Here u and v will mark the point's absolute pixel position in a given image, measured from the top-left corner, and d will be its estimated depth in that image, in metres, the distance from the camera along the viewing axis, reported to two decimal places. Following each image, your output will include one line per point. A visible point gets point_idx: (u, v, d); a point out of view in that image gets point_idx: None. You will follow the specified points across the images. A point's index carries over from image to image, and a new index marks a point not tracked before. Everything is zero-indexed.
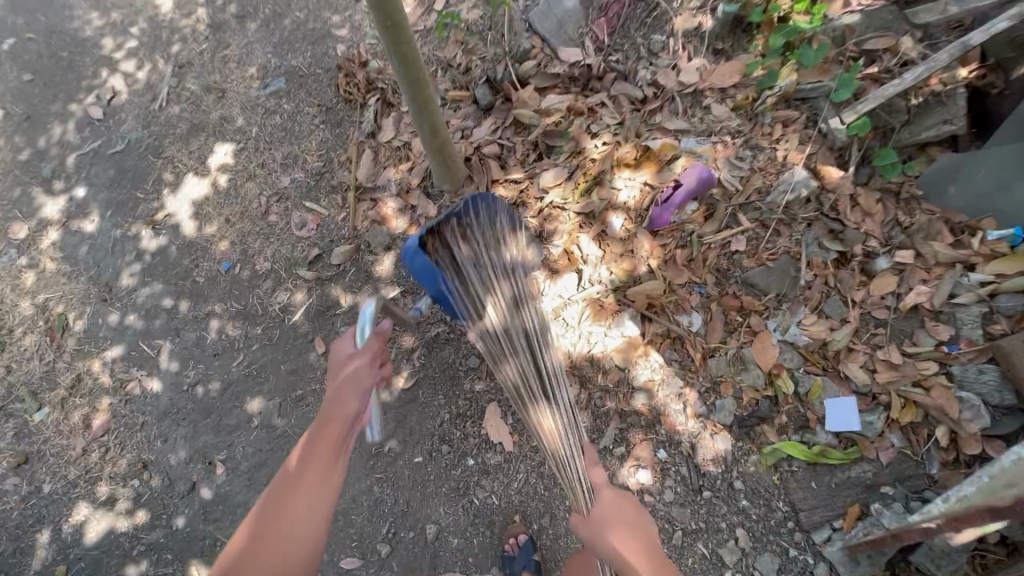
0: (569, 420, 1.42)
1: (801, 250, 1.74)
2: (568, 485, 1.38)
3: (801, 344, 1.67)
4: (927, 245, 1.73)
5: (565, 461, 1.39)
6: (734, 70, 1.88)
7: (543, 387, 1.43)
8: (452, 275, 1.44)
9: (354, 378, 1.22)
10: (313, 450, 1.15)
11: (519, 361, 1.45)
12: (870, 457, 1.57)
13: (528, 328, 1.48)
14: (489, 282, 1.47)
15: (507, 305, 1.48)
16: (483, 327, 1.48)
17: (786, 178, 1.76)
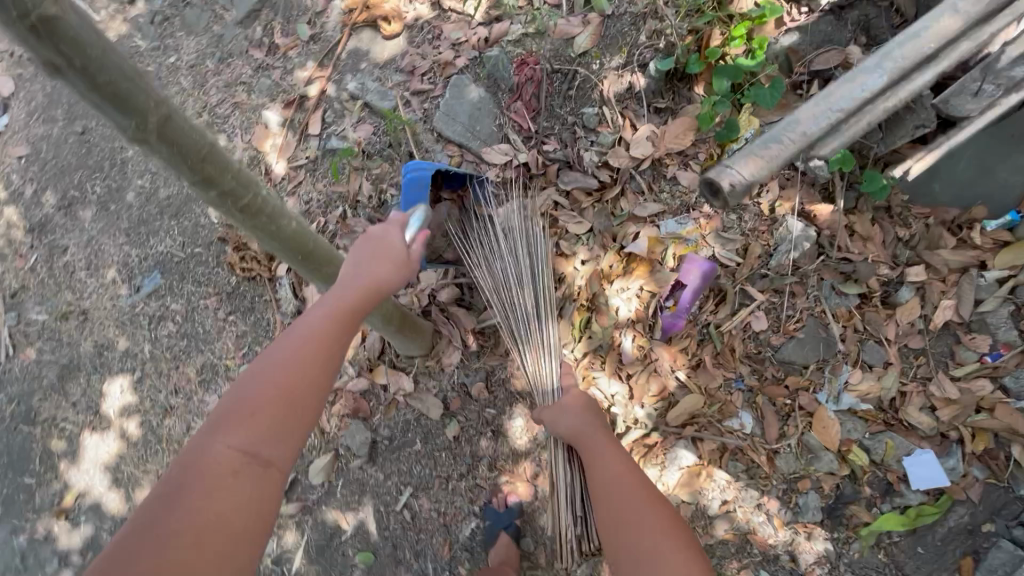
0: (548, 335, 1.48)
1: (822, 307, 1.60)
2: (533, 377, 1.46)
3: (859, 408, 1.55)
4: (935, 255, 1.63)
5: (541, 355, 1.45)
6: (686, 127, 1.65)
7: (518, 299, 1.52)
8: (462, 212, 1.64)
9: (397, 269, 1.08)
10: (331, 316, 0.98)
11: (510, 278, 1.53)
12: (964, 500, 1.50)
13: (530, 263, 1.53)
14: (502, 223, 1.58)
15: (518, 243, 1.55)
16: (481, 252, 1.58)
17: (784, 235, 1.60)
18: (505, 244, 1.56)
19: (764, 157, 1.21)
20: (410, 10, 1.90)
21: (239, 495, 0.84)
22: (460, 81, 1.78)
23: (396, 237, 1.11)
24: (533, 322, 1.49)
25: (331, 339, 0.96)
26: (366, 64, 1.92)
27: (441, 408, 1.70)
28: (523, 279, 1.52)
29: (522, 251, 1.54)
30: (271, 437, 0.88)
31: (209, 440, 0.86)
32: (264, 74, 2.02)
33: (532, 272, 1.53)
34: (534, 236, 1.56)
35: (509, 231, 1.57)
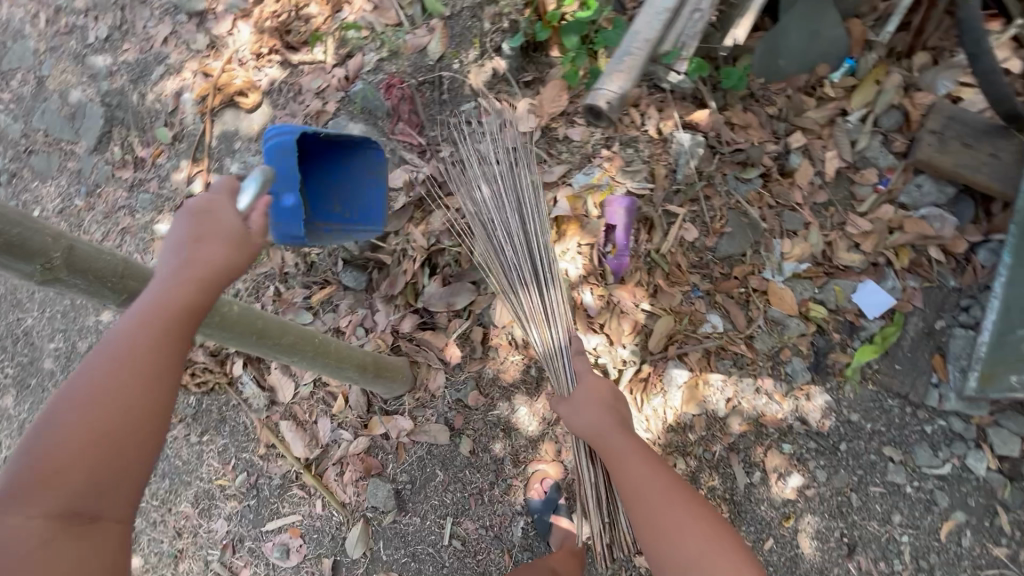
0: (550, 302, 1.45)
1: (736, 198, 1.75)
2: (542, 349, 1.45)
3: (801, 270, 1.71)
4: (805, 118, 1.82)
5: (547, 323, 1.44)
6: (558, 89, 1.76)
7: (518, 266, 1.48)
8: (456, 187, 1.60)
9: (231, 249, 0.85)
10: (147, 319, 0.77)
11: (506, 247, 1.49)
12: (913, 311, 1.69)
13: (527, 228, 1.48)
14: (494, 182, 1.54)
15: (510, 204, 1.51)
16: (472, 220, 1.55)
17: (677, 150, 1.74)
18: (504, 217, 1.51)
19: (625, 71, 1.61)
20: (262, 77, 1.88)
21: (70, 560, 0.71)
22: (338, 123, 1.79)
23: (223, 206, 0.87)
24: (538, 302, 1.46)
25: (150, 353, 0.76)
26: (240, 143, 1.88)
27: (447, 430, 1.72)
28: (523, 257, 1.47)
29: (518, 214, 1.49)
30: (93, 484, 0.73)
31: (14, 499, 0.70)
32: (141, 191, 1.94)
33: (524, 232, 1.49)
34: (538, 207, 1.52)
35: (506, 201, 1.52)
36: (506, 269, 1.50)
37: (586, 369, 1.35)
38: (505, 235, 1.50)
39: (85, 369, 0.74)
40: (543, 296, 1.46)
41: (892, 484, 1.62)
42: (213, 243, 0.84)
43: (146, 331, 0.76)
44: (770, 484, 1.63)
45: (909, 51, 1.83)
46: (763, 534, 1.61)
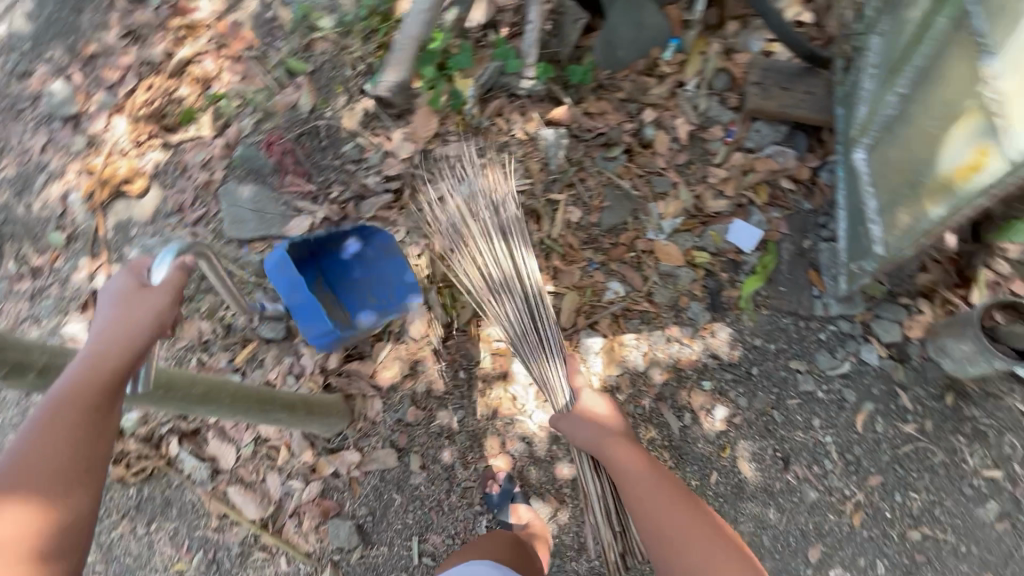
0: (544, 328, 1.53)
1: (608, 175, 1.93)
2: (539, 375, 1.52)
3: (679, 224, 1.89)
4: (650, 95, 2.05)
5: (541, 349, 1.52)
6: (426, 115, 1.91)
7: (508, 296, 1.56)
8: (451, 243, 1.64)
9: (133, 322, 0.97)
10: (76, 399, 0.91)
11: (496, 279, 1.57)
12: (782, 237, 1.89)
13: (514, 255, 1.56)
14: (476, 213, 1.61)
15: (495, 234, 1.58)
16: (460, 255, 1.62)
17: (545, 145, 1.91)
18: (500, 269, 1.56)
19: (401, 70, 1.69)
20: (146, 163, 1.95)
21: None
22: (228, 188, 1.88)
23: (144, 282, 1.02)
24: (540, 348, 1.52)
25: (68, 421, 0.89)
26: (136, 229, 1.92)
27: (395, 452, 1.76)
28: (523, 309, 1.54)
29: (505, 244, 1.57)
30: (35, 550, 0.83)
31: None
32: (43, 298, 1.93)
33: (511, 259, 1.57)
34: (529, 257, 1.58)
35: (490, 230, 1.59)
36: (507, 318, 1.56)
37: (586, 391, 1.44)
38: (503, 289, 1.56)
39: (17, 438, 0.87)
40: (543, 343, 1.52)
41: (806, 393, 1.77)
42: (121, 318, 0.97)
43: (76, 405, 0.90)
44: (702, 422, 1.75)
45: (721, 22, 2.10)
46: (707, 469, 1.72)
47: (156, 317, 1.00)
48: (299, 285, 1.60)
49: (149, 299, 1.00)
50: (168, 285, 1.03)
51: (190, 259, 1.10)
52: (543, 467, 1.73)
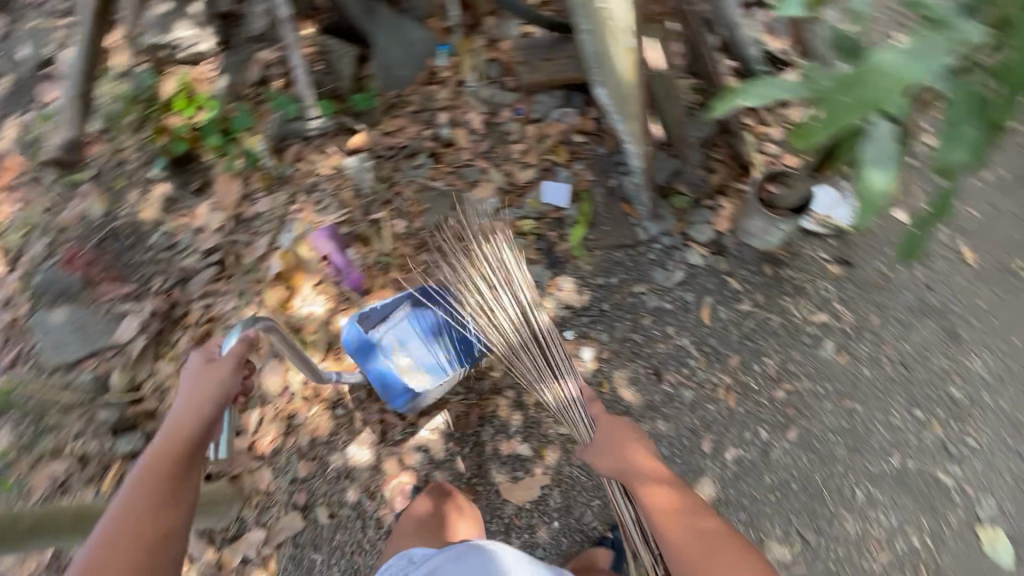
0: (563, 372, 1.54)
1: (421, 181, 2.04)
2: (568, 421, 1.51)
3: (498, 203, 2.03)
4: (438, 100, 2.19)
5: (567, 397, 1.51)
6: (226, 181, 1.93)
7: (524, 349, 1.57)
8: (455, 301, 1.64)
9: (213, 390, 1.08)
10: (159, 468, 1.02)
11: (510, 335, 1.57)
12: (591, 184, 2.06)
13: (522, 306, 1.57)
14: (471, 267, 1.62)
15: (496, 286, 1.59)
16: (465, 312, 1.62)
17: (352, 174, 1.99)
18: (509, 312, 1.57)
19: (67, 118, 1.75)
20: None
21: None
22: (38, 317, 1.77)
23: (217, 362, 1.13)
24: (557, 385, 1.54)
25: (160, 479, 1.00)
26: None
27: (300, 512, 1.70)
28: (536, 348, 1.56)
29: (509, 293, 1.58)
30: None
31: None
32: None
33: (518, 308, 1.58)
34: (531, 294, 1.59)
35: (489, 279, 1.60)
36: (523, 364, 1.58)
37: (598, 409, 1.43)
38: (517, 330, 1.57)
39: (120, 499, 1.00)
40: (559, 378, 1.54)
41: (656, 309, 1.93)
42: (199, 385, 1.08)
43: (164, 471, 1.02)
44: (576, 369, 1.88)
45: (478, 21, 2.30)
46: None
47: (227, 385, 1.09)
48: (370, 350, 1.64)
49: (221, 367, 1.10)
50: (235, 355, 1.12)
51: (253, 332, 1.20)
52: (447, 467, 1.76)
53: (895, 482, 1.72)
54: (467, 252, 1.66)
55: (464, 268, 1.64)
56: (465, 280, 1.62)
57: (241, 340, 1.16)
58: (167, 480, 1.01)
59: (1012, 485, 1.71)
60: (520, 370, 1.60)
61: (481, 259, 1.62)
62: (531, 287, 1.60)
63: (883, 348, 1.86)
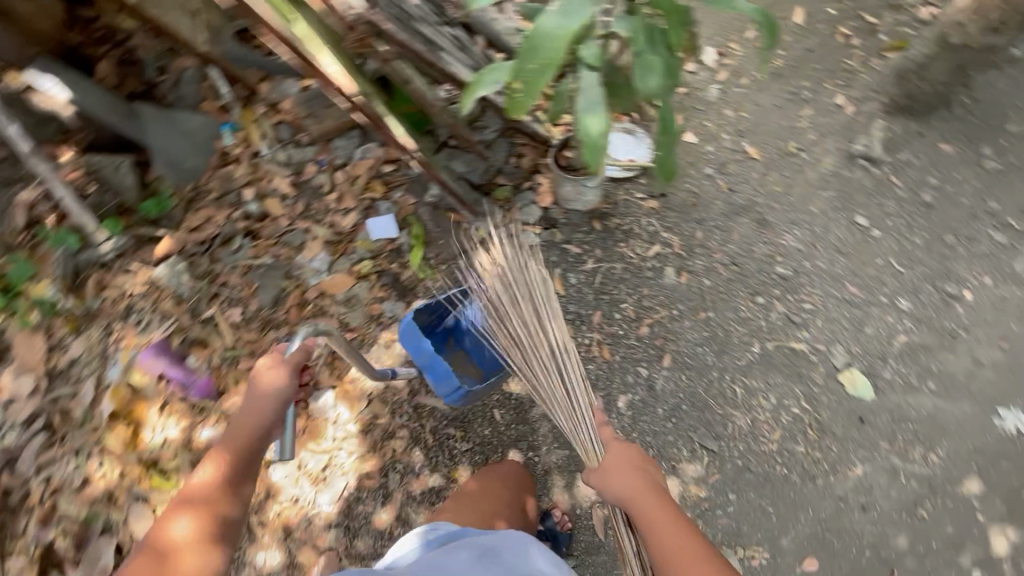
0: (579, 401, 1.50)
1: (246, 262, 1.97)
2: (581, 444, 1.47)
3: (331, 256, 2.01)
4: (237, 178, 2.12)
5: (581, 426, 1.47)
6: (26, 339, 1.77)
7: (547, 374, 1.55)
8: (487, 309, 1.63)
9: (271, 394, 1.17)
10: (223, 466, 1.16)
11: (538, 358, 1.56)
12: (414, 205, 2.10)
13: (551, 331, 1.56)
14: (502, 284, 1.61)
15: (527, 306, 1.58)
16: (498, 330, 1.62)
17: (167, 282, 1.88)
18: (528, 325, 1.57)
19: None
20: None
21: None
22: None
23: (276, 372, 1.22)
24: (568, 403, 1.52)
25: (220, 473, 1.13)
26: None
27: None
28: (551, 366, 1.54)
29: (536, 313, 1.57)
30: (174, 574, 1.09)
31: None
32: None
33: (542, 333, 1.57)
34: (551, 311, 1.58)
35: (520, 296, 1.59)
36: (540, 382, 1.57)
37: (612, 440, 1.35)
38: (536, 345, 1.57)
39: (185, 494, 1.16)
40: (570, 395, 1.52)
41: None
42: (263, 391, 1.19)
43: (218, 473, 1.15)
44: (462, 372, 1.85)
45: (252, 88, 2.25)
46: (490, 411, 1.84)
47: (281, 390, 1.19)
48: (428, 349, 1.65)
49: (276, 372, 1.19)
50: (286, 361, 1.21)
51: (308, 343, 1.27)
52: (367, 529, 1.71)
53: (762, 367, 1.91)
54: (499, 263, 1.62)
55: (497, 284, 1.61)
56: (495, 287, 1.61)
57: (301, 347, 1.25)
58: (230, 479, 1.15)
59: (851, 330, 1.95)
60: (535, 387, 1.58)
61: (509, 280, 1.60)
62: (552, 302, 1.59)
63: (713, 255, 2.06)
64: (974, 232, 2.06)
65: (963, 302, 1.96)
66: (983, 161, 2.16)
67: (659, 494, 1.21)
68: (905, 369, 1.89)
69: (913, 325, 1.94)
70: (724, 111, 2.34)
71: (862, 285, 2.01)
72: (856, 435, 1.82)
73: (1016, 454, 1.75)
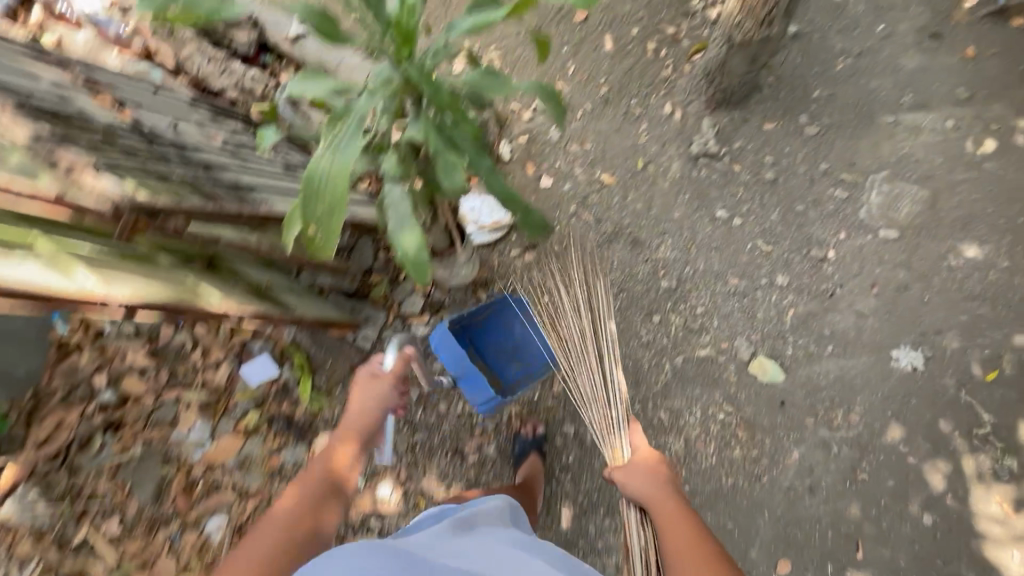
0: (616, 407, 1.62)
1: (114, 462, 1.76)
2: (608, 441, 1.59)
3: (211, 421, 1.84)
4: (77, 365, 1.84)
5: (616, 427, 1.59)
6: None
7: (595, 379, 1.68)
8: (551, 313, 1.77)
9: (379, 397, 1.37)
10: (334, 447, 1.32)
11: (588, 362, 1.69)
12: (290, 333, 1.92)
13: (603, 343, 1.72)
14: (566, 299, 1.78)
15: (583, 319, 1.73)
16: (557, 336, 1.74)
17: (22, 519, 1.65)
18: (583, 329, 1.72)
19: None
20: None
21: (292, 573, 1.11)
22: None
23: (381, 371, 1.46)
24: (603, 404, 1.64)
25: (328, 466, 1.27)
26: None
27: None
28: (595, 368, 1.68)
29: (592, 327, 1.73)
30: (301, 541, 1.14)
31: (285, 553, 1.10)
32: None
33: (597, 341, 1.72)
34: (603, 322, 1.76)
35: (579, 303, 1.76)
36: (585, 385, 1.69)
37: (640, 444, 1.44)
38: (583, 353, 1.71)
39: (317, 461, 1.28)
40: (609, 401, 1.64)
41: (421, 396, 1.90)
42: (374, 396, 1.39)
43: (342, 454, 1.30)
44: (388, 510, 1.82)
45: None
46: None
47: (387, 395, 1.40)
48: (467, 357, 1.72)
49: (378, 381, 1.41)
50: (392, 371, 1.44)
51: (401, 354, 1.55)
52: None
53: (678, 384, 1.92)
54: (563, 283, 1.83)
55: (561, 299, 1.79)
56: (550, 294, 1.82)
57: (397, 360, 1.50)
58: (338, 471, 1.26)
59: (746, 319, 2.01)
60: (579, 386, 1.71)
61: (574, 294, 1.79)
62: (604, 314, 1.77)
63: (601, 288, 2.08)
64: (819, 194, 2.21)
65: (831, 261, 2.08)
66: (803, 129, 2.35)
67: (694, 525, 1.20)
68: (804, 341, 1.95)
69: (797, 296, 2.03)
70: (571, 147, 2.41)
71: (741, 273, 2.09)
72: (782, 421, 1.85)
73: (920, 389, 1.84)
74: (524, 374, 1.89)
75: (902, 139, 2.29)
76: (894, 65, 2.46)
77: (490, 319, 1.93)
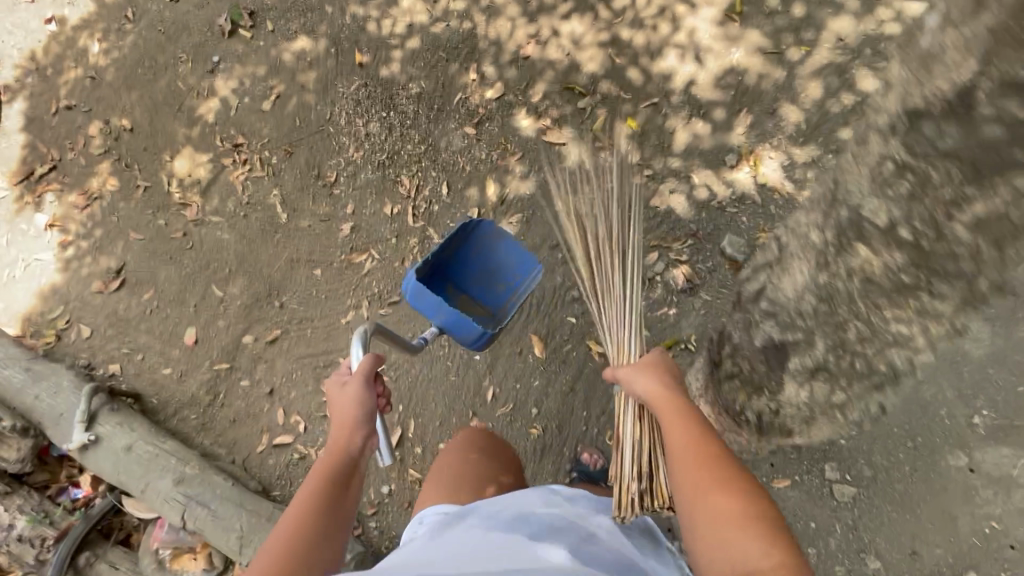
0: (632, 302, 1.58)
1: None
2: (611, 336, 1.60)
3: None
4: None
5: (626, 319, 1.56)
6: None
7: (612, 281, 1.61)
8: (575, 210, 1.73)
9: (362, 399, 1.14)
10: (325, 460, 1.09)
11: (611, 254, 1.62)
12: None
13: (628, 235, 1.63)
14: (580, 199, 1.73)
15: (605, 219, 1.65)
16: (579, 234, 1.69)
17: None
18: (608, 226, 1.64)
19: None
20: None
21: None
22: None
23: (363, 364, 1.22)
24: (620, 301, 1.58)
25: (320, 489, 1.04)
26: None
27: None
28: (616, 267, 1.61)
29: (613, 216, 1.65)
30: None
31: None
32: None
33: (614, 232, 1.64)
34: (631, 223, 1.65)
35: (606, 199, 1.68)
36: (604, 275, 1.61)
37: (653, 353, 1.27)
38: (610, 249, 1.62)
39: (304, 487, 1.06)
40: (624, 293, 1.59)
41: None
42: (349, 398, 1.17)
43: (336, 462, 1.08)
44: None
45: None
46: None
47: (361, 400, 1.16)
48: (448, 303, 1.40)
49: (349, 388, 1.18)
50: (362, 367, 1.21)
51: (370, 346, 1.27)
52: None
53: None
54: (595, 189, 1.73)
55: (582, 205, 1.72)
56: (580, 208, 1.73)
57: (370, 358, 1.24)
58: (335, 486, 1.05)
59: None
60: (598, 285, 1.64)
61: (587, 199, 1.70)
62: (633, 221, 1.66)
63: None
64: None
65: None
66: (833, 489, 1.59)
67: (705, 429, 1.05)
68: None
69: None
70: None
71: None
72: None
73: None
74: (511, 296, 1.67)
75: (982, 501, 1.52)
76: (954, 352, 1.63)
77: (463, 253, 1.66)
